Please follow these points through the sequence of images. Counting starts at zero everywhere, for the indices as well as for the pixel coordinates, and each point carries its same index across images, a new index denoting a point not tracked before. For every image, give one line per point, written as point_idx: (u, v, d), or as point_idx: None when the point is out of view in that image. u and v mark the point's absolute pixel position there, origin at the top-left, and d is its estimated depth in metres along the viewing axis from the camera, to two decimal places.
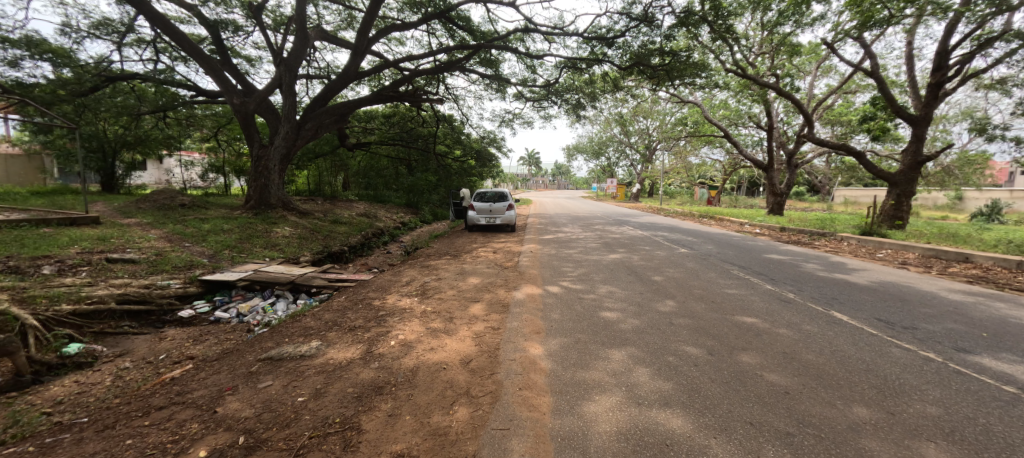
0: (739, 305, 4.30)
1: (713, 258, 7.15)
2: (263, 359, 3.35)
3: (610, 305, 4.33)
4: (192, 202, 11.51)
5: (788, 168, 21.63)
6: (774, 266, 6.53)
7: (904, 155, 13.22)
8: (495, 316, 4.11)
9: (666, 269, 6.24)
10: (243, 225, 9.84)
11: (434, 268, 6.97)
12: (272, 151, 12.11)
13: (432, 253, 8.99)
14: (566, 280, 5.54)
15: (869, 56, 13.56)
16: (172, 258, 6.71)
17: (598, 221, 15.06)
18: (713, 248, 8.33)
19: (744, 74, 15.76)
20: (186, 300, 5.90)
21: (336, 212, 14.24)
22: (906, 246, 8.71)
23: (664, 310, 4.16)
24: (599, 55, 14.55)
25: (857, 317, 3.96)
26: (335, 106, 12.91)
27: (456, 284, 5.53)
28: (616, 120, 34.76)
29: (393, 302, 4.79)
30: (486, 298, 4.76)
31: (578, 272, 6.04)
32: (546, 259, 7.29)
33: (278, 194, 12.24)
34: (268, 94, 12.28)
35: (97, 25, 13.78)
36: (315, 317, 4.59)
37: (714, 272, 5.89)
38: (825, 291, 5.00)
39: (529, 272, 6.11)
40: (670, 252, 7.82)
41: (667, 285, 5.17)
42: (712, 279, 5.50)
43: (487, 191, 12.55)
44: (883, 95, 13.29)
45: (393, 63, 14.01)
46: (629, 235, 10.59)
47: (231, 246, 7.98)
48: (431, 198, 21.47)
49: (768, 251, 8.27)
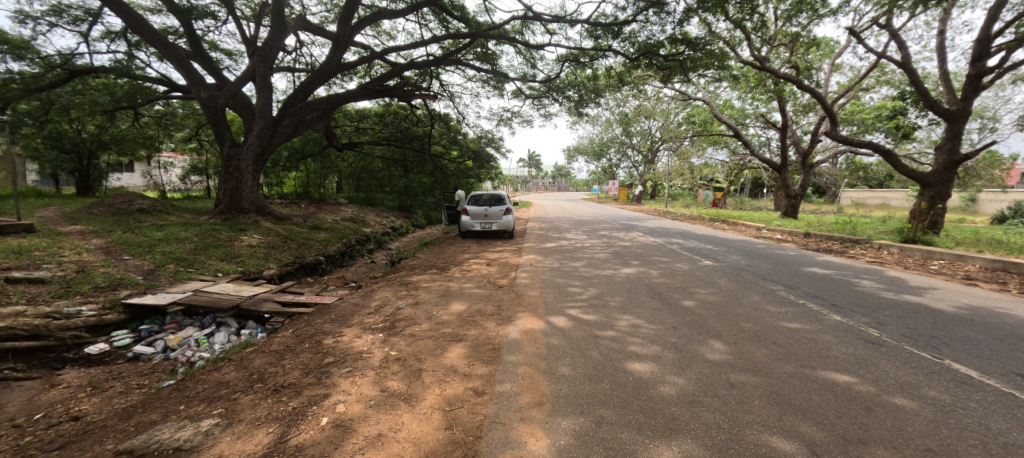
0: (815, 352, 3.13)
1: (748, 274, 5.96)
2: (119, 455, 2.20)
3: (636, 350, 3.20)
4: (154, 206, 10.32)
5: (802, 169, 20.48)
6: (826, 285, 5.37)
7: (938, 154, 12.11)
8: (479, 369, 2.95)
9: (697, 290, 5.05)
10: (204, 232, 8.70)
11: (414, 286, 5.81)
12: (244, 149, 10.94)
13: (417, 266, 7.82)
14: (574, 307, 4.39)
15: (899, 47, 12.48)
16: (97, 275, 5.55)
17: (603, 226, 13.96)
18: (742, 260, 7.13)
19: (759, 66, 14.68)
20: (100, 331, 4.72)
21: (319, 217, 13.07)
22: (963, 256, 7.53)
23: (713, 359, 3.02)
24: (603, 48, 13.47)
25: (992, 373, 2.79)
26: (315, 101, 11.73)
27: (436, 312, 4.37)
28: (618, 120, 33.56)
29: (348, 343, 3.62)
30: (471, 337, 3.61)
31: (588, 294, 4.88)
32: (549, 274, 6.15)
33: (251, 197, 11.05)
34: (240, 88, 11.14)
35: (59, 13, 12.68)
36: (241, 364, 3.42)
37: (758, 295, 4.74)
38: (916, 324, 3.82)
39: (527, 294, 4.96)
40: (694, 265, 6.65)
41: (704, 315, 4.04)
42: (761, 305, 4.34)
43: (482, 193, 11.37)
44: (915, 87, 12.15)
45: (381, 56, 12.86)
46: (642, 242, 9.49)
47: (179, 258, 6.82)
48: (425, 201, 20.38)
49: (807, 263, 7.08)
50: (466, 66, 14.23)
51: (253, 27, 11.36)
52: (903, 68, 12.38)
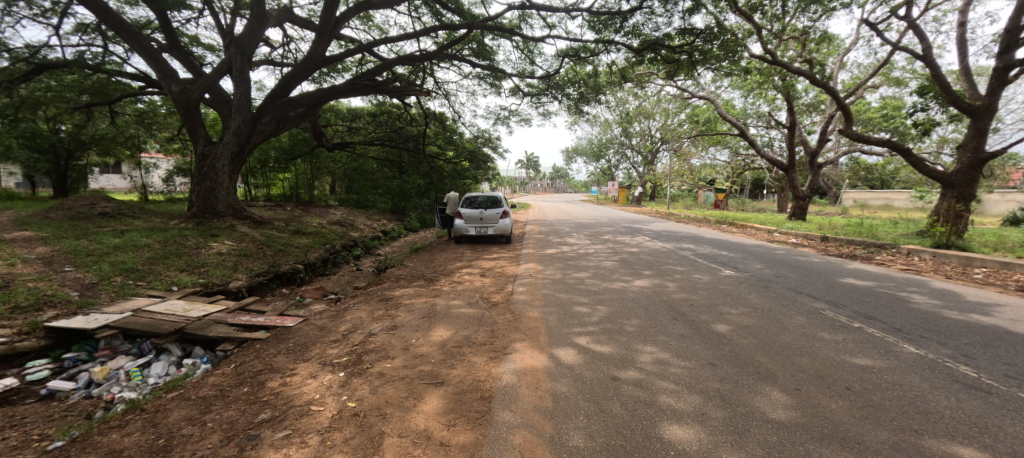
0: (911, 407, 2.35)
1: (779, 287, 5.18)
2: None
3: (671, 403, 2.41)
4: (118, 209, 9.45)
5: (810, 169, 19.72)
6: (875, 302, 4.58)
7: (962, 153, 11.44)
8: (460, 436, 2.17)
9: (726, 309, 4.24)
10: (169, 239, 7.86)
11: (395, 302, 5.01)
12: (219, 148, 10.12)
13: (403, 276, 7.03)
14: (583, 333, 3.61)
15: (919, 39, 11.77)
16: (22, 293, 4.72)
17: (607, 230, 13.20)
18: (767, 269, 6.34)
19: (770, 61, 13.93)
20: (10, 363, 3.86)
21: (303, 220, 12.21)
22: (1009, 264, 6.78)
23: (778, 420, 2.22)
24: (606, 41, 12.71)
25: None
26: (299, 96, 10.93)
27: (414, 341, 3.57)
28: (618, 120, 32.83)
29: (296, 388, 2.82)
30: (454, 380, 2.83)
31: (598, 315, 4.08)
32: (551, 287, 5.38)
33: (227, 199, 10.20)
34: (216, 81, 10.32)
35: (26, 4, 11.83)
36: (152, 421, 2.60)
37: (802, 316, 3.98)
38: (1012, 357, 3.06)
39: (526, 314, 4.16)
40: (714, 276, 5.91)
41: (745, 346, 3.26)
42: (811, 332, 3.55)
43: (477, 195, 10.53)
44: (937, 81, 11.40)
45: (368, 48, 12.03)
46: (652, 248, 8.73)
47: (131, 270, 6.00)
48: (420, 203, 19.61)
49: (840, 273, 6.32)
50: (461, 60, 13.44)
51: (230, 17, 10.52)
52: (925, 62, 11.66)
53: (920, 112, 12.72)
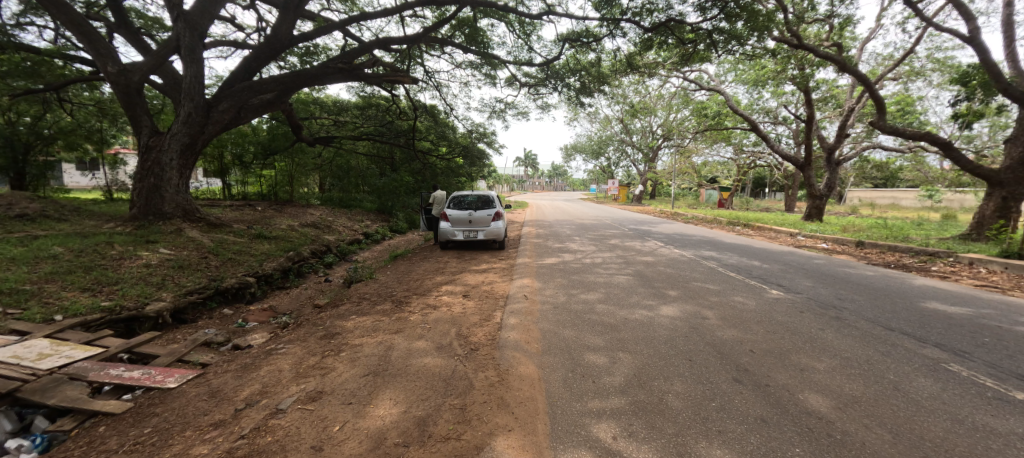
0: None
1: (860, 319, 3.86)
2: None
3: None
4: (44, 212, 8.03)
5: (827, 165, 18.32)
6: (1003, 346, 3.28)
7: (1012, 147, 10.08)
8: None
9: (806, 362, 2.93)
10: (87, 247, 6.44)
11: (337, 342, 3.65)
12: (167, 139, 8.73)
13: (367, 295, 5.71)
14: (604, 415, 2.30)
15: (964, 19, 10.45)
16: None
17: (612, 232, 11.91)
18: (823, 289, 5.04)
19: (794, 44, 12.47)
20: None
21: (272, 222, 10.88)
22: None
23: None
24: (611, 22, 11.33)
25: None
26: (262, 80, 9.51)
27: (336, 430, 2.23)
28: (619, 115, 31.41)
29: None
30: None
31: (621, 374, 2.78)
32: (553, 317, 4.07)
33: (176, 198, 8.82)
34: (162, 61, 8.91)
35: None
36: None
37: (926, 378, 2.67)
38: None
39: (516, 371, 2.85)
40: (759, 298, 4.66)
41: (878, 450, 1.95)
42: (963, 415, 2.25)
43: (466, 194, 9.21)
44: (987, 65, 10.05)
45: (342, 27, 10.59)
46: (671, 257, 7.43)
47: (10, 292, 4.61)
48: (408, 202, 18.29)
49: (915, 294, 5.03)
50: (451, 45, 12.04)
51: None
52: (971, 45, 10.35)
53: (961, 102, 11.36)
